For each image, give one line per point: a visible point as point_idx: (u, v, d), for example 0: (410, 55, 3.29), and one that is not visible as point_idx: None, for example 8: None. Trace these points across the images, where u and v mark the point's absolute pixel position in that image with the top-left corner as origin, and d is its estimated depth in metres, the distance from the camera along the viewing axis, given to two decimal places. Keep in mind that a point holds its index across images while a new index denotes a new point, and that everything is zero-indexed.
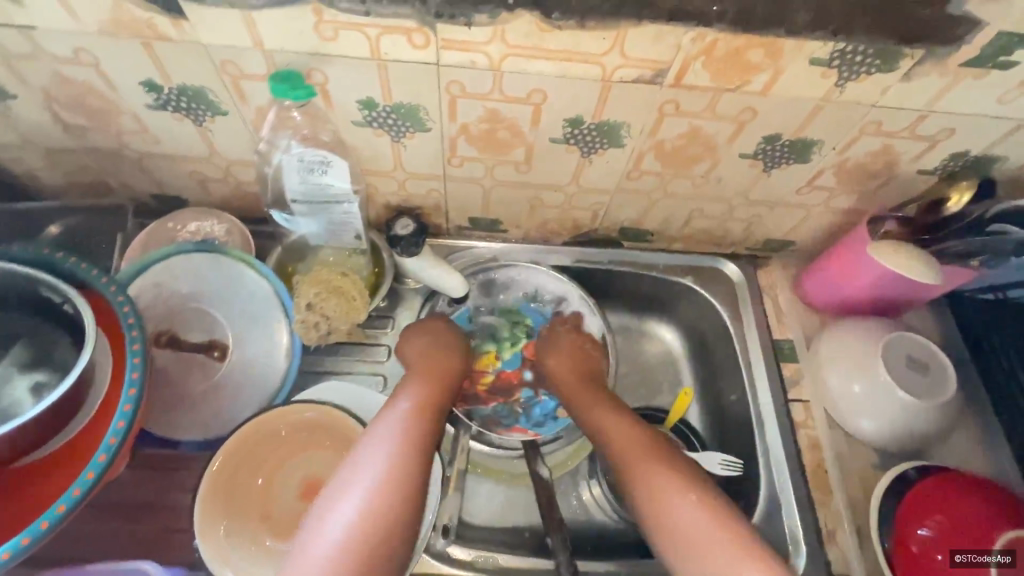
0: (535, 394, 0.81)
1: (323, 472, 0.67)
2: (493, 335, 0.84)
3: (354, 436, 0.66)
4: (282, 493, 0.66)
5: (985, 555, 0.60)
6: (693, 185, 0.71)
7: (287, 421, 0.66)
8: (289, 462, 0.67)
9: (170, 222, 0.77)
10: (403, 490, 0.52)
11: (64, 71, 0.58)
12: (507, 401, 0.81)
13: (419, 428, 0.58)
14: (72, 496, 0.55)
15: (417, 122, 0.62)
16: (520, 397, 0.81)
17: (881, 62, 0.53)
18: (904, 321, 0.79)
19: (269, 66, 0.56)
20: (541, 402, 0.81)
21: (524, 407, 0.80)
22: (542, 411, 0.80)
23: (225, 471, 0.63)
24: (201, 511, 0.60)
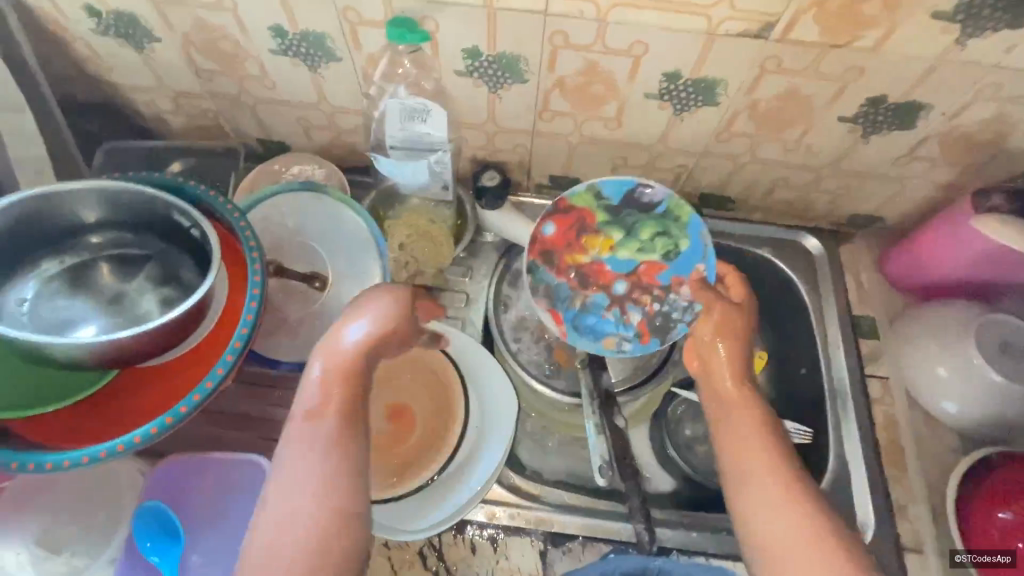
0: (604, 306, 0.75)
1: (409, 401, 0.73)
2: (629, 229, 0.76)
3: (440, 367, 0.73)
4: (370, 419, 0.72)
5: (989, 556, 0.64)
6: (785, 150, 0.71)
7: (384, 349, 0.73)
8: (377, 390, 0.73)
9: (274, 165, 0.83)
10: (330, 483, 0.49)
11: (205, 16, 0.64)
12: (577, 289, 0.76)
13: (347, 395, 0.52)
14: (203, 389, 0.61)
15: (515, 73, 0.65)
16: (589, 296, 0.76)
17: (1009, 18, 0.51)
18: (1000, 306, 0.76)
19: (387, 12, 0.60)
20: (601, 317, 0.75)
21: (584, 306, 0.75)
22: (596, 323, 0.75)
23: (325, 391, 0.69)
24: None
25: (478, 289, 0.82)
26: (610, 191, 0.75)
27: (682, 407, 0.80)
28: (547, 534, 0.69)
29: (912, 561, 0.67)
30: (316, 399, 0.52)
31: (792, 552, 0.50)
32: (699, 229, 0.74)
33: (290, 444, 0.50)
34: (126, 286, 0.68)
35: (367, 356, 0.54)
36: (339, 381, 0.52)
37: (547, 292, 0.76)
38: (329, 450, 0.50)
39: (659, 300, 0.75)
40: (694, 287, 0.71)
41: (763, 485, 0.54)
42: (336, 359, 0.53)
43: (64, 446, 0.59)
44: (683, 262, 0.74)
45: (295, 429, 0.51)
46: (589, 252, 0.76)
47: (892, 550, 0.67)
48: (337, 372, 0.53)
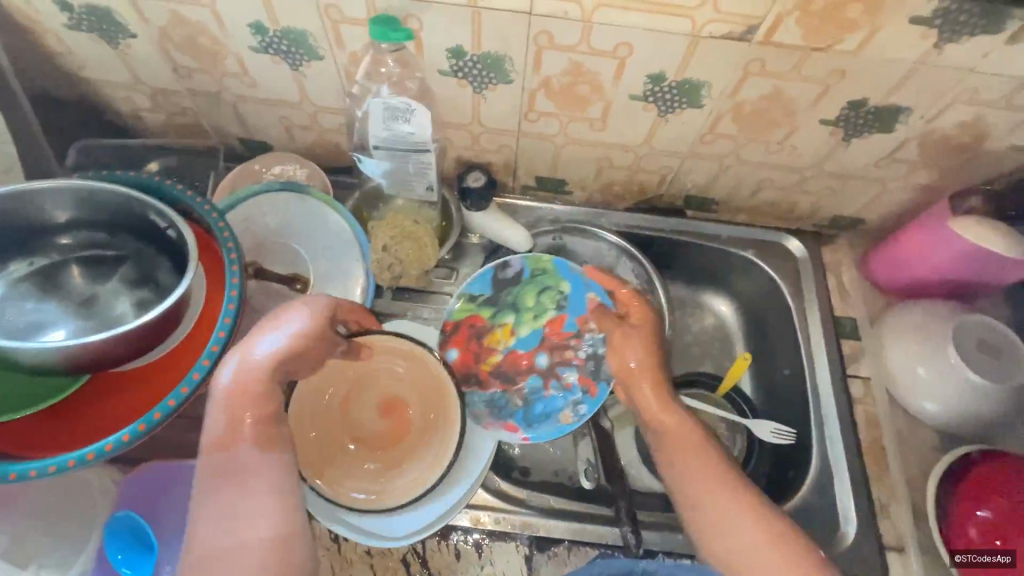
0: (542, 386, 0.76)
1: (404, 399, 0.70)
2: (514, 307, 0.79)
3: (437, 376, 0.70)
4: (362, 415, 0.70)
5: (986, 556, 0.63)
6: (768, 152, 0.71)
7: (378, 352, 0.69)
8: (365, 380, 0.70)
9: (256, 164, 0.82)
10: (252, 505, 0.50)
11: (182, 12, 0.62)
12: (507, 391, 0.76)
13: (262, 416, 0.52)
14: (179, 394, 0.59)
15: (500, 74, 0.64)
16: (522, 387, 0.76)
17: (985, 24, 0.51)
18: (977, 306, 0.77)
19: (370, 11, 0.59)
20: (546, 397, 0.76)
21: (524, 402, 0.76)
22: (544, 408, 0.75)
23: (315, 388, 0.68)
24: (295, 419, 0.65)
25: None
26: (478, 289, 0.78)
27: None
28: (534, 538, 0.68)
29: (893, 560, 0.67)
30: (223, 425, 0.51)
31: (762, 558, 0.53)
32: (565, 267, 0.78)
33: (209, 472, 0.51)
34: (100, 288, 0.66)
35: (273, 374, 0.54)
36: (242, 402, 0.52)
37: (488, 409, 0.75)
38: (247, 472, 0.51)
39: (579, 348, 0.77)
40: (602, 321, 0.75)
41: (716, 493, 0.58)
42: (239, 379, 0.52)
43: (34, 456, 0.57)
44: (573, 302, 0.78)
45: (207, 456, 0.51)
46: (497, 349, 0.77)
47: (873, 548, 0.68)
48: (243, 394, 0.52)
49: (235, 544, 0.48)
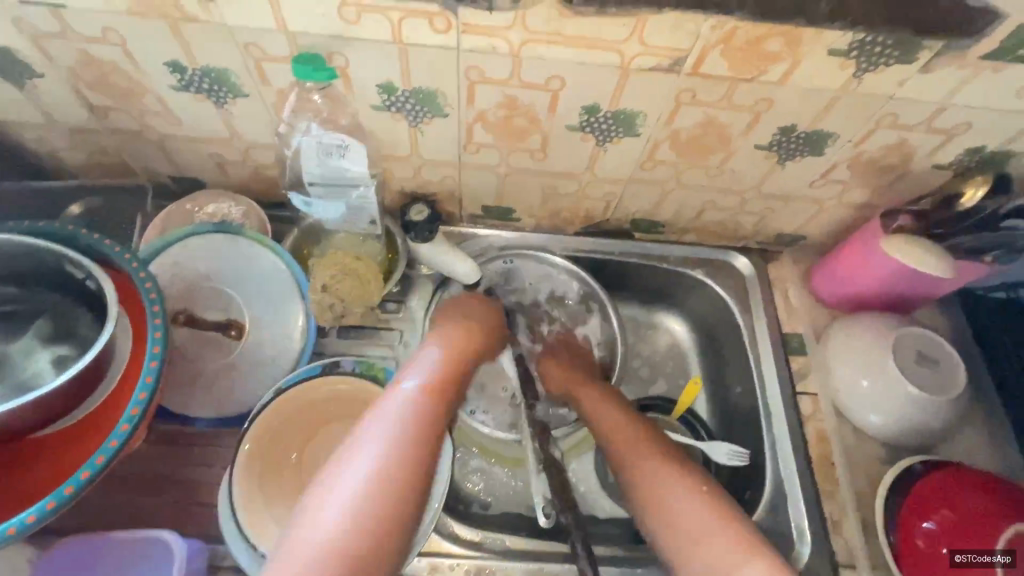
0: None
1: None
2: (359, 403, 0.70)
3: None
4: (317, 462, 0.68)
5: (986, 556, 0.60)
6: (708, 177, 0.72)
7: (315, 396, 0.68)
8: (328, 426, 0.70)
9: (187, 204, 0.78)
10: (393, 515, 0.49)
11: (91, 51, 0.59)
12: None
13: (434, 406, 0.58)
14: (94, 464, 0.55)
15: (434, 108, 0.63)
16: None
17: (899, 54, 0.53)
18: (914, 318, 0.80)
19: (292, 48, 0.56)
20: None
21: None
22: None
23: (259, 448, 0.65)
24: (237, 476, 0.62)
25: (413, 326, 0.79)
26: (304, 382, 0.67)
27: None
28: None
29: None
30: (393, 440, 0.53)
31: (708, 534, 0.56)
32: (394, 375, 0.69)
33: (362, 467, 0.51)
34: (9, 348, 0.61)
35: (439, 405, 0.59)
36: (432, 425, 0.56)
37: None
38: (405, 480, 0.51)
39: None
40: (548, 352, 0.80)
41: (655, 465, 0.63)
42: (409, 405, 0.57)
43: None
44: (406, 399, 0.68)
45: (370, 456, 0.51)
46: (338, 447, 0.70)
47: (827, 567, 0.68)
48: (412, 414, 0.56)
49: (375, 546, 0.47)
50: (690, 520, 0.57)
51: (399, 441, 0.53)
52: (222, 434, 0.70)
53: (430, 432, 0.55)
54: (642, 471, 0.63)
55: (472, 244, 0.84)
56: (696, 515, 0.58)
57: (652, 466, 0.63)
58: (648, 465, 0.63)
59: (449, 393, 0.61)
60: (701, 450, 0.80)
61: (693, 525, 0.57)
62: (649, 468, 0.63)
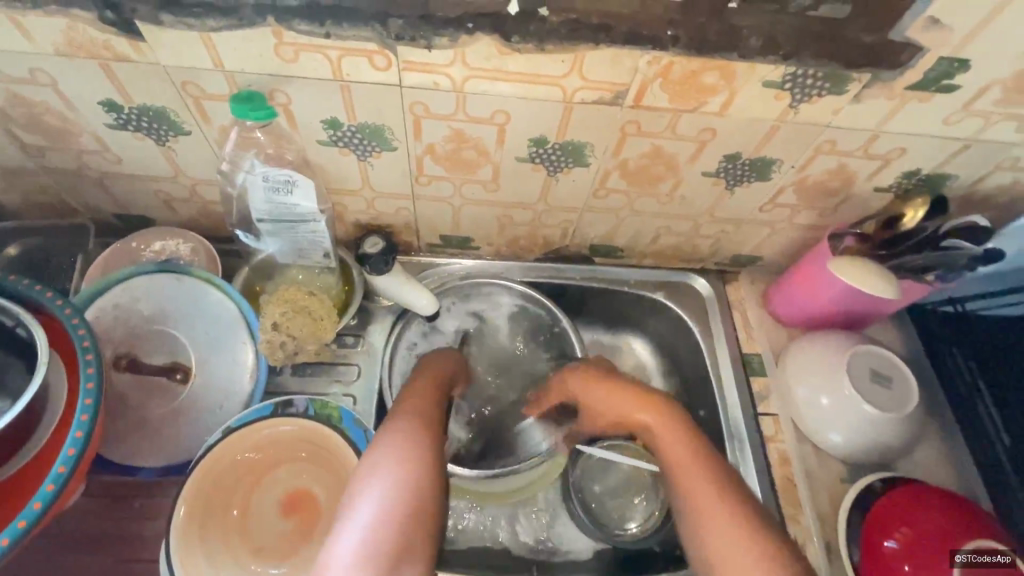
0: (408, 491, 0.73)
1: (308, 484, 0.66)
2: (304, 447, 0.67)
3: (332, 449, 0.65)
4: (263, 509, 0.65)
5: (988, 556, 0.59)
6: (660, 203, 0.73)
7: (254, 441, 0.65)
8: (275, 470, 0.66)
9: (133, 242, 0.75)
10: (421, 509, 0.50)
11: (21, 92, 0.57)
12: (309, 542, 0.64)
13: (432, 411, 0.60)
14: (16, 529, 0.53)
15: (382, 142, 0.62)
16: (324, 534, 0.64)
17: (830, 85, 0.54)
18: (868, 335, 0.81)
19: (230, 86, 0.56)
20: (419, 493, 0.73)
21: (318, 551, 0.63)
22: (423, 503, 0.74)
23: (198, 503, 0.61)
24: (175, 537, 0.58)
25: (371, 360, 0.77)
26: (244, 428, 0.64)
27: (594, 460, 0.79)
28: None
29: None
30: (404, 442, 0.54)
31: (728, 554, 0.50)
32: (351, 415, 0.66)
33: (380, 472, 0.52)
34: None
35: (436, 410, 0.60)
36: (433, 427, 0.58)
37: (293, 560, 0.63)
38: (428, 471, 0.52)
39: None
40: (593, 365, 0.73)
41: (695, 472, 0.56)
42: (408, 414, 0.58)
43: None
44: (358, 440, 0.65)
45: (390, 451, 0.53)
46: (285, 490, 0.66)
47: None
48: (413, 420, 0.57)
49: (410, 539, 0.48)
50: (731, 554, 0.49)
51: (406, 441, 0.54)
52: (167, 484, 0.66)
53: (432, 432, 0.57)
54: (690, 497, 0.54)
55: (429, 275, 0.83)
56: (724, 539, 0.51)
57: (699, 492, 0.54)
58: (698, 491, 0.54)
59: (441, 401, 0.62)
60: None
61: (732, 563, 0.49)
62: (697, 487, 0.55)
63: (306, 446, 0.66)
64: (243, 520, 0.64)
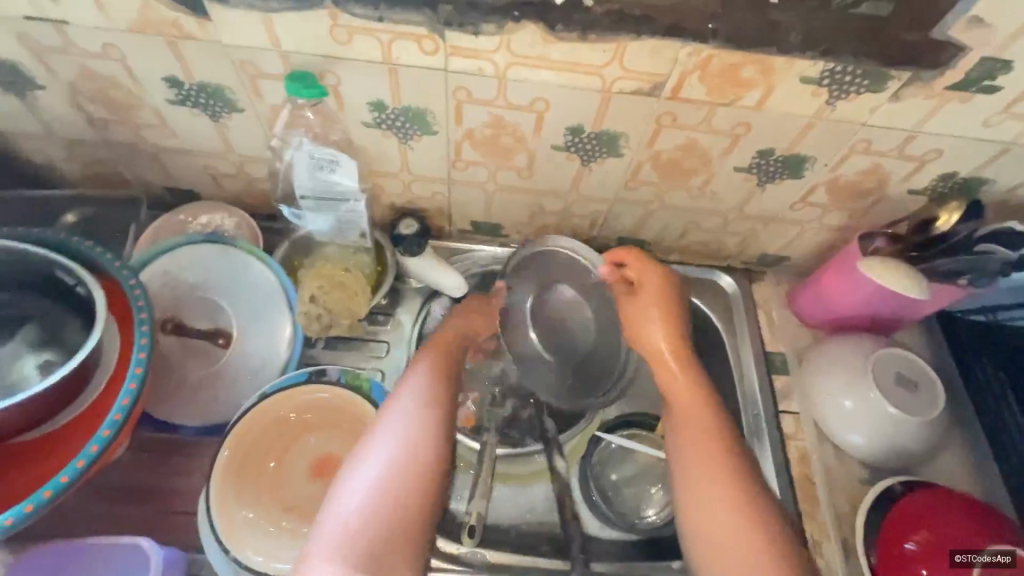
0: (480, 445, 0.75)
1: (336, 450, 0.69)
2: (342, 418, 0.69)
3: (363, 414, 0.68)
4: (293, 472, 0.68)
5: (982, 556, 0.60)
6: (690, 197, 0.73)
7: (293, 405, 0.68)
8: (305, 437, 0.69)
9: (181, 214, 0.79)
10: (412, 511, 0.53)
11: (92, 66, 0.61)
12: None
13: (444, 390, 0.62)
14: (74, 469, 0.57)
15: (423, 125, 0.65)
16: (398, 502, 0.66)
17: (869, 83, 0.55)
18: (895, 339, 0.81)
19: (286, 66, 0.58)
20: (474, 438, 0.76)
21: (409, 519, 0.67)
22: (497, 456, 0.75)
23: (236, 457, 0.65)
24: (214, 493, 0.62)
25: (401, 338, 0.80)
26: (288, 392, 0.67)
27: (613, 448, 0.80)
28: None
29: None
30: (405, 443, 0.56)
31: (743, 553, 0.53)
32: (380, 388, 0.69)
33: (381, 452, 0.55)
34: None
35: (445, 404, 0.61)
36: (439, 428, 0.58)
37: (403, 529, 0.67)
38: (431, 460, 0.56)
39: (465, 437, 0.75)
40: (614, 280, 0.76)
41: (717, 462, 0.59)
42: (417, 406, 0.59)
43: None
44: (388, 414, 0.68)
45: (393, 433, 0.57)
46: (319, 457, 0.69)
47: None
48: (421, 414, 0.58)
49: (391, 532, 0.52)
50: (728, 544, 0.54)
51: (408, 445, 0.56)
52: (203, 444, 0.69)
53: (436, 433, 0.58)
54: (692, 477, 0.59)
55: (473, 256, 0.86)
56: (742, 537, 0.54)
57: (718, 473, 0.58)
58: (708, 473, 0.58)
59: (450, 385, 0.63)
60: None
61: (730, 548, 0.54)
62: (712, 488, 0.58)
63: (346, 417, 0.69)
64: (276, 479, 0.67)
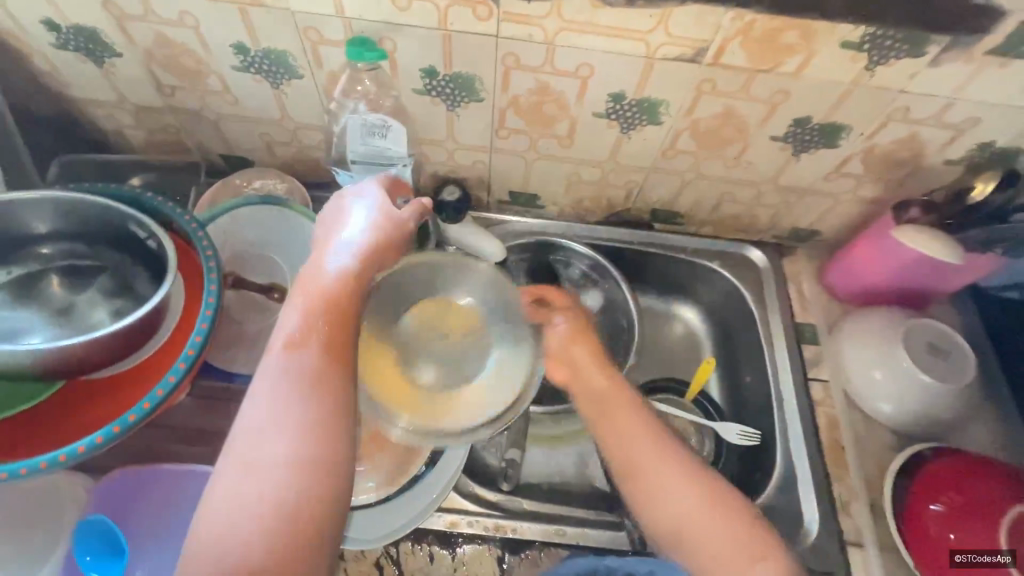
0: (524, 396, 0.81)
1: None
2: None
3: None
4: None
5: (989, 555, 0.61)
6: (725, 167, 0.75)
7: None
8: None
9: (237, 180, 0.84)
10: (313, 510, 0.42)
11: (168, 33, 0.65)
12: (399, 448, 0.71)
13: (331, 354, 0.49)
14: (153, 399, 0.62)
15: (471, 92, 0.68)
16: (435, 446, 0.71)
17: (909, 48, 0.57)
18: (926, 313, 0.82)
19: (347, 32, 0.62)
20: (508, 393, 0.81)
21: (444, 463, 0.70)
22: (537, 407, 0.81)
23: None
24: None
25: None
26: None
27: None
28: (505, 540, 0.69)
29: (855, 557, 0.69)
30: (289, 431, 0.44)
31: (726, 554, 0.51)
32: None
33: (263, 439, 0.43)
34: (77, 298, 0.67)
35: (338, 373, 0.48)
36: (331, 403, 0.46)
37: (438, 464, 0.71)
38: (327, 440, 0.45)
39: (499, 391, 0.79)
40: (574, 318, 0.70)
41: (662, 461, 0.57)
42: (304, 381, 0.46)
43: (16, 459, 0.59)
44: None
45: (277, 414, 0.44)
46: None
47: (835, 545, 0.70)
48: (305, 388, 0.46)
49: (297, 537, 0.41)
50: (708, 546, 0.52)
51: (293, 432, 0.44)
52: None
53: (329, 410, 0.46)
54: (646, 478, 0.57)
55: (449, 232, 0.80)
56: (712, 534, 0.53)
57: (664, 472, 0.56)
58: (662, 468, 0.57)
59: (340, 348, 0.50)
60: (713, 432, 0.83)
61: (714, 538, 0.52)
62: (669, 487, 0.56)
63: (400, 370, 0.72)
64: None
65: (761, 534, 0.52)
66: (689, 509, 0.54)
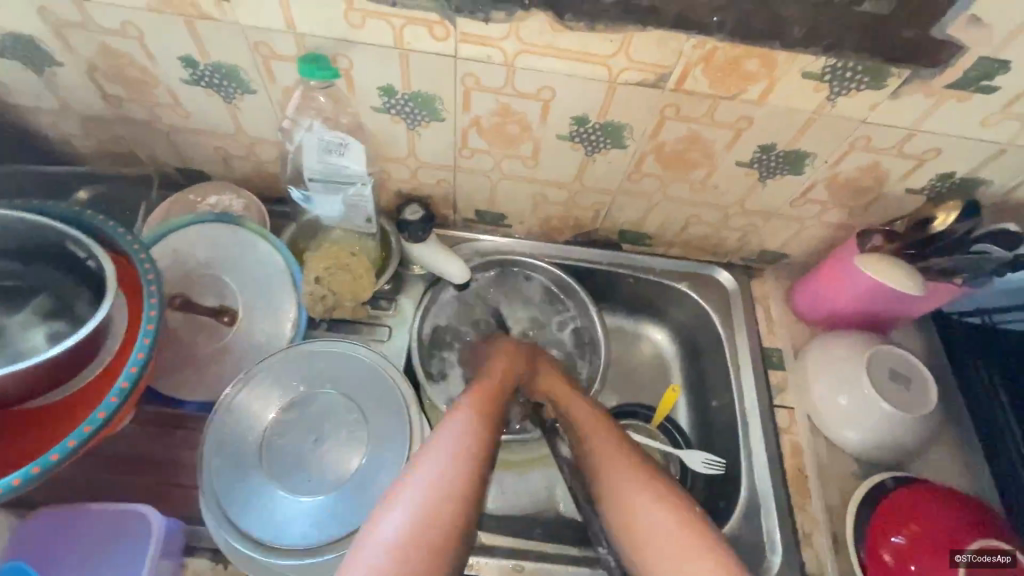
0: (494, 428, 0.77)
1: None
2: None
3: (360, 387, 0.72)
4: None
5: (987, 556, 0.61)
6: (692, 191, 0.75)
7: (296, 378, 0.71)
8: None
9: (190, 194, 0.81)
10: (428, 567, 0.48)
11: (110, 43, 0.62)
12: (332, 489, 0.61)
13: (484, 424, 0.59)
14: (82, 434, 0.58)
15: (432, 112, 0.66)
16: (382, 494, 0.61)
17: (869, 79, 0.56)
18: (891, 338, 0.82)
19: (300, 48, 0.60)
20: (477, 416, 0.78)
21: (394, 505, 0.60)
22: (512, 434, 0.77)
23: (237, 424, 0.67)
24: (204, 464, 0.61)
25: (403, 323, 0.81)
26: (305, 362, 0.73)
27: None
28: None
29: None
30: (438, 475, 0.53)
31: (672, 553, 0.53)
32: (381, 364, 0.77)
33: (422, 477, 0.53)
34: (8, 321, 0.63)
35: (487, 440, 0.58)
36: (473, 462, 0.55)
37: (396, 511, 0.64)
38: (469, 489, 0.53)
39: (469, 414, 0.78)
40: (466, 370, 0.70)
41: (622, 464, 0.61)
42: (460, 437, 0.56)
43: None
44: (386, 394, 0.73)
45: (439, 459, 0.54)
46: None
47: None
48: (465, 439, 0.56)
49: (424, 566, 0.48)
50: (659, 542, 0.55)
51: (447, 475, 0.53)
52: (206, 420, 0.71)
53: (472, 470, 0.54)
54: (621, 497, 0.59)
55: (429, 262, 0.80)
56: (668, 532, 0.55)
57: (622, 475, 0.60)
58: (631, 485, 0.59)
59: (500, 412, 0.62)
60: (679, 458, 0.82)
61: (661, 545, 0.54)
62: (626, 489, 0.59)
63: (346, 422, 0.64)
64: None
65: (713, 547, 0.53)
66: (664, 525, 0.55)
